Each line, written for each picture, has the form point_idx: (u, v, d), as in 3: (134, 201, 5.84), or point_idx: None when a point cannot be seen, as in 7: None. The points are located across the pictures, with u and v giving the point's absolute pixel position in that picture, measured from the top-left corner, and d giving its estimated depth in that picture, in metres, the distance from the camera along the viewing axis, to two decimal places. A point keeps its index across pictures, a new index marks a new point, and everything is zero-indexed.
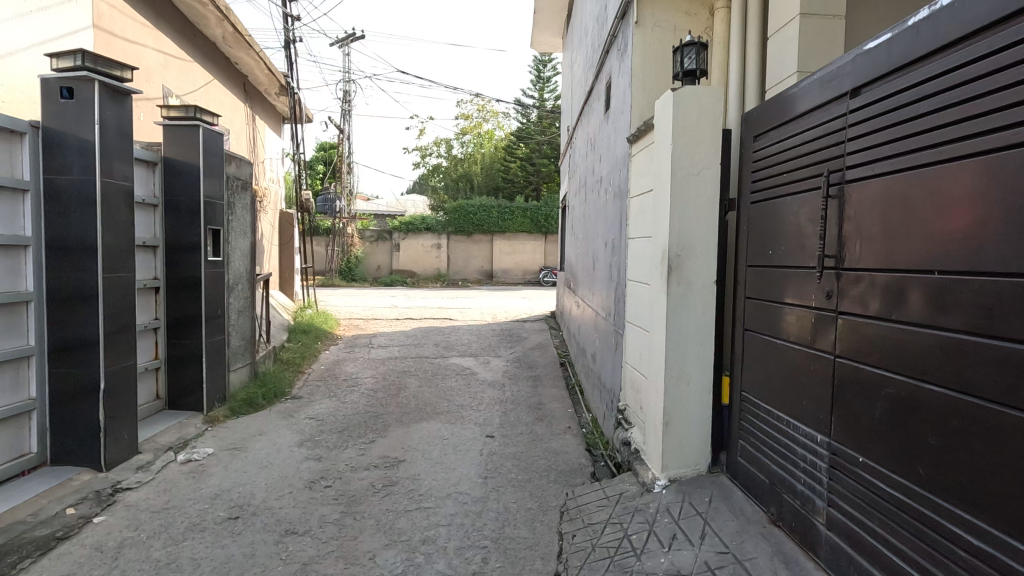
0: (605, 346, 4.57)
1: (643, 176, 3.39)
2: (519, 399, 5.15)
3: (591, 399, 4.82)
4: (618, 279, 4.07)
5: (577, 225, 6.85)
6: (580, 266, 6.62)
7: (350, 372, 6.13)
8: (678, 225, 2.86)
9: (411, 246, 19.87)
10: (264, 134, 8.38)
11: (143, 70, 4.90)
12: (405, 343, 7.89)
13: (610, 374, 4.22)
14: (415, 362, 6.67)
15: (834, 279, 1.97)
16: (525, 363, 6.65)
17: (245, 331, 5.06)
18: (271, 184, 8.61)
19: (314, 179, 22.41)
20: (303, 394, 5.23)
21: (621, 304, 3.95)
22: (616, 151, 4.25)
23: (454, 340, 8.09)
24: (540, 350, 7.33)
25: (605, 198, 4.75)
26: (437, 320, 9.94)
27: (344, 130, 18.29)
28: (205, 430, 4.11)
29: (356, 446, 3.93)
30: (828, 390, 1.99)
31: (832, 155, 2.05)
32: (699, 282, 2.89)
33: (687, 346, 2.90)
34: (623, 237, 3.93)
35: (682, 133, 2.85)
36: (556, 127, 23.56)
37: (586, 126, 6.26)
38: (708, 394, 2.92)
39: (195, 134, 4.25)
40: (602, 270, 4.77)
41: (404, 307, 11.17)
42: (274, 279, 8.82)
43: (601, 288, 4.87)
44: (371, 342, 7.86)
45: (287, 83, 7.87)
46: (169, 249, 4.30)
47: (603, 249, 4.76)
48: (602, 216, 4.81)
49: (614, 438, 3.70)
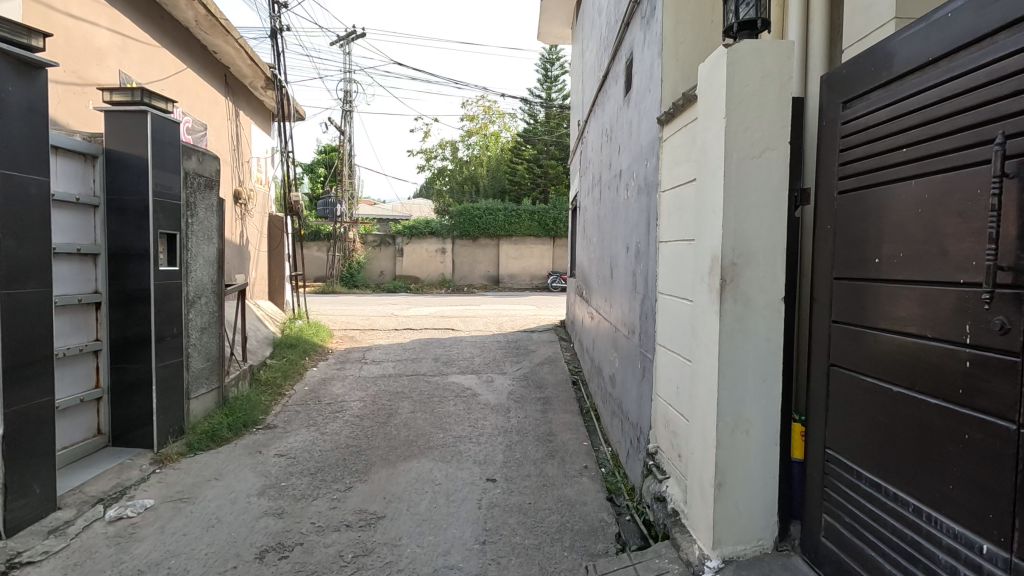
0: (626, 370, 3.87)
1: (681, 165, 2.70)
2: (526, 429, 4.46)
3: (611, 430, 4.12)
4: (644, 291, 3.37)
5: (590, 227, 6.18)
6: (593, 272, 5.92)
7: (336, 394, 5.46)
8: (733, 225, 2.18)
9: (415, 251, 19.26)
10: (250, 131, 7.75)
11: (94, 53, 4.29)
12: (402, 357, 7.24)
13: (634, 405, 3.54)
14: (410, 381, 5.99)
15: (1014, 306, 1.27)
16: (532, 381, 5.96)
17: (211, 352, 4.40)
18: (257, 186, 8.01)
19: (316, 183, 21.88)
20: (279, 423, 4.56)
21: (649, 322, 3.24)
22: (640, 139, 3.57)
23: (455, 353, 7.42)
24: (550, 366, 6.63)
25: (624, 195, 4.07)
26: (439, 330, 9.26)
27: (345, 132, 17.73)
28: (151, 473, 3.45)
29: (329, 495, 3.25)
30: (1004, 476, 1.29)
31: (998, 115, 1.35)
32: (760, 299, 2.19)
33: (746, 385, 2.20)
34: (650, 241, 3.24)
35: (738, 104, 2.16)
36: (564, 127, 22.88)
37: (600, 116, 5.57)
38: (775, 448, 2.21)
39: (143, 122, 3.60)
40: (623, 280, 4.07)
41: (404, 316, 10.50)
42: (261, 287, 8.21)
43: (620, 301, 4.18)
44: (365, 356, 7.20)
45: (273, 75, 7.25)
46: (113, 258, 3.65)
47: (622, 256, 4.07)
48: (622, 217, 4.12)
49: (644, 488, 3.02)
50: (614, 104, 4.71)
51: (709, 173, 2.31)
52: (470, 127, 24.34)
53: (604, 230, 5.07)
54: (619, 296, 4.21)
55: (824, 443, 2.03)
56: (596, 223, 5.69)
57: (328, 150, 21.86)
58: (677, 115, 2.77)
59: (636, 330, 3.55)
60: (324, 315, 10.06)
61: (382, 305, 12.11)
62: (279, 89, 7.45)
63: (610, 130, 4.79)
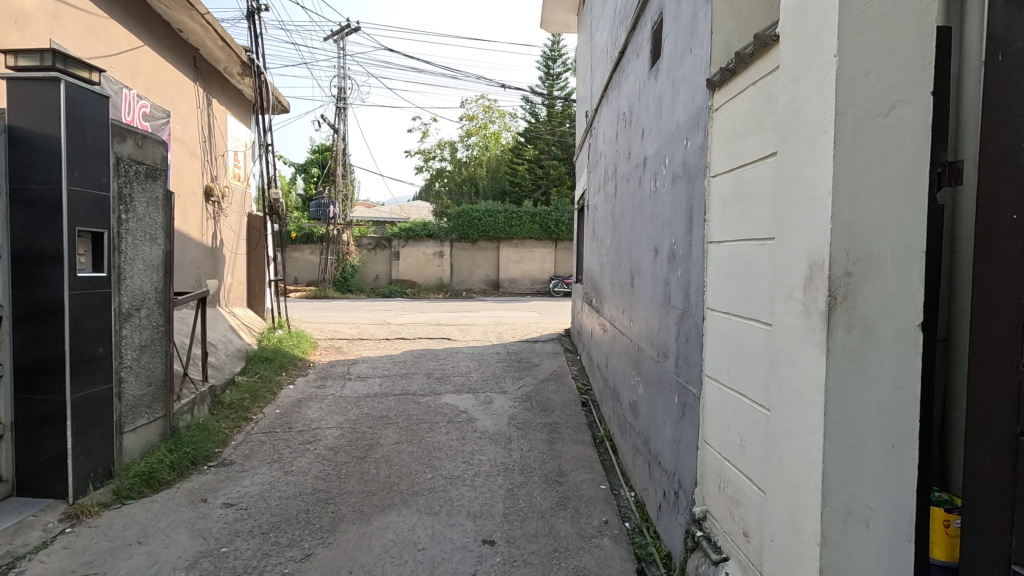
0: (655, 400, 3.17)
1: (748, 137, 1.99)
2: (531, 468, 3.75)
3: (635, 472, 3.42)
4: (684, 304, 2.65)
5: (602, 226, 5.52)
6: (606, 278, 5.23)
7: (311, 419, 4.74)
8: (847, 218, 1.47)
9: (412, 254, 18.57)
10: (226, 122, 7.03)
11: (13, 15, 3.58)
12: (391, 372, 6.52)
13: (668, 448, 2.83)
14: (398, 402, 5.27)
15: None
16: (536, 403, 5.26)
17: (154, 374, 3.67)
18: (234, 182, 7.27)
19: (310, 183, 21.16)
20: (237, 459, 3.84)
21: (692, 345, 2.52)
22: (675, 116, 2.86)
23: (450, 367, 6.71)
24: (555, 384, 5.93)
25: (652, 187, 3.35)
26: (433, 340, 8.53)
27: (339, 130, 17.05)
28: (57, 536, 2.73)
29: (281, 566, 2.54)
30: None
31: None
32: (887, 327, 1.48)
33: (865, 454, 1.49)
34: (694, 241, 2.52)
35: (855, 39, 1.45)
36: (567, 127, 22.20)
37: (615, 99, 4.85)
38: (909, 546, 1.49)
39: (55, 92, 2.89)
40: (650, 290, 3.34)
41: (396, 324, 9.77)
42: (239, 294, 7.50)
43: (645, 314, 3.47)
44: (350, 371, 6.48)
45: (249, 59, 6.52)
46: (18, 262, 2.93)
47: (649, 262, 3.36)
48: (649, 214, 3.40)
49: (689, 565, 2.31)
50: (635, 81, 3.99)
51: (803, 143, 1.59)
52: (470, 127, 23.70)
53: (621, 230, 4.40)
54: (645, 311, 3.49)
55: (1000, 551, 1.31)
56: (610, 221, 5.03)
57: (322, 149, 21.09)
58: (739, 73, 2.06)
59: (672, 353, 2.82)
60: (310, 323, 9.33)
61: (375, 311, 11.39)
62: (256, 75, 6.73)
63: (631, 112, 4.07)
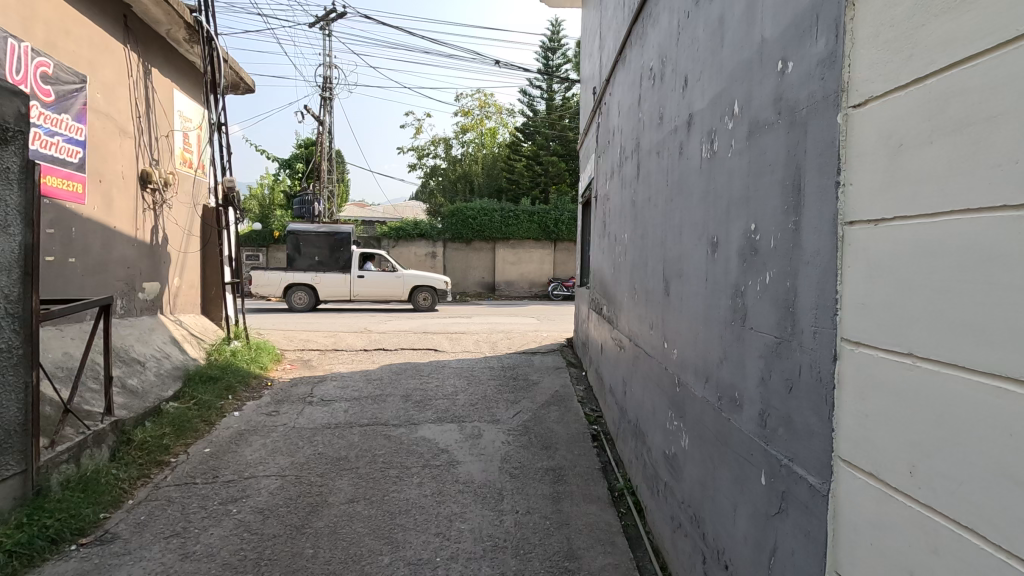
0: (712, 467, 2.16)
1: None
2: (528, 546, 2.73)
3: (679, 562, 2.40)
4: (780, 326, 1.62)
5: (617, 219, 4.50)
6: (623, 283, 4.20)
7: (246, 461, 3.69)
8: None
9: (402, 255, 17.55)
10: (171, 96, 5.97)
11: None
12: (363, 393, 5.50)
13: (743, 554, 1.82)
14: (364, 436, 4.24)
15: None
16: (536, 438, 4.24)
17: (3, 417, 2.61)
18: (183, 169, 6.20)
19: (296, 180, 20.02)
20: (124, 531, 2.80)
21: (802, 399, 1.49)
22: (756, 34, 1.84)
23: (434, 387, 5.69)
24: (558, 411, 4.91)
25: (705, 154, 2.33)
26: (417, 352, 7.50)
27: (324, 122, 15.97)
28: None
29: None
30: None
31: None
32: None
33: None
34: (803, 224, 1.50)
35: None
36: (567, 122, 21.17)
37: (638, 54, 3.81)
38: None
39: None
40: (702, 304, 2.32)
41: (377, 332, 8.73)
42: (190, 299, 6.45)
43: (691, 337, 2.45)
44: (313, 392, 5.44)
45: (194, 19, 5.47)
46: None
47: (700, 260, 2.34)
48: (699, 195, 2.38)
49: None
50: (670, 16, 2.96)
51: None
52: (466, 123, 22.75)
53: (647, 219, 3.38)
54: (690, 332, 2.47)
55: None
56: (629, 211, 4.01)
57: (308, 143, 20.02)
58: None
59: (753, 404, 1.79)
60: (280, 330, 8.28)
61: (355, 318, 10.36)
62: (205, 39, 5.68)
63: (665, 59, 3.04)
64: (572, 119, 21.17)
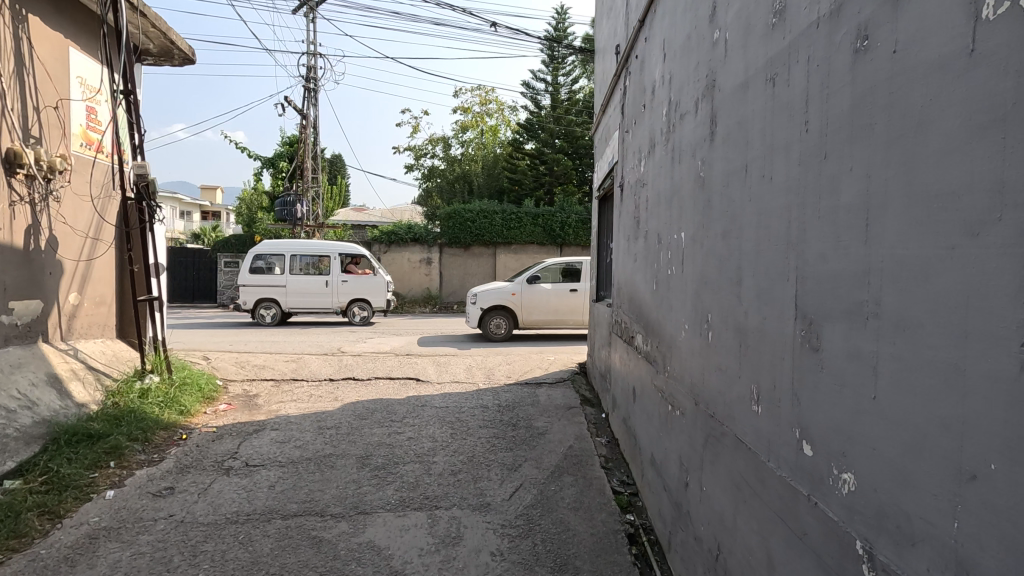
0: None
1: None
2: None
3: None
4: None
5: (663, 209, 3.05)
6: (678, 309, 2.73)
7: None
8: None
9: (395, 261, 16.17)
10: (62, 56, 4.53)
11: None
12: (309, 450, 4.07)
13: None
14: (282, 541, 2.80)
15: None
16: (544, 545, 2.81)
17: None
18: (82, 152, 4.76)
19: (278, 181, 18.54)
20: None
21: None
22: None
23: (408, 441, 4.26)
24: (575, 486, 3.48)
25: (1003, 9, 0.88)
26: (395, 384, 6.05)
27: (307, 115, 14.54)
28: None
29: None
30: None
31: None
32: None
33: None
34: None
35: None
36: (574, 116, 19.61)
37: None
38: None
39: None
40: (1003, 407, 0.87)
41: (351, 356, 7.28)
42: (93, 322, 4.98)
43: (934, 472, 1.01)
44: (238, 451, 4.01)
45: None
46: None
47: (986, 287, 0.90)
48: (976, 119, 0.93)
49: None
50: None
51: None
52: (465, 121, 21.37)
53: (740, 205, 1.95)
54: (927, 461, 1.02)
55: None
56: (692, 194, 2.54)
57: (292, 141, 18.63)
58: None
59: None
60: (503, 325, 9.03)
61: (327, 334, 8.89)
62: None
63: None
64: (579, 113, 19.63)
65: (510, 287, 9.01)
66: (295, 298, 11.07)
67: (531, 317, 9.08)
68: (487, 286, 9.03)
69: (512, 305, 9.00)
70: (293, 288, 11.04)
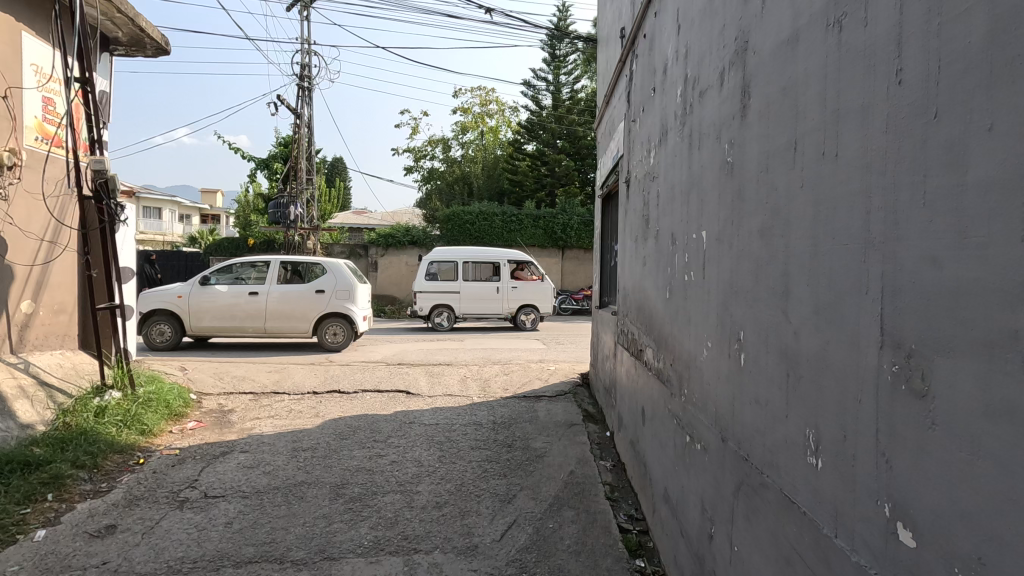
0: None
1: None
2: None
3: None
4: None
5: (678, 205, 2.61)
6: (699, 322, 2.28)
7: None
8: None
9: (392, 265, 15.74)
10: (13, 39, 4.11)
11: None
12: (278, 476, 3.63)
13: None
14: None
15: None
16: None
17: None
18: (33, 145, 4.33)
19: (273, 182, 18.11)
20: None
21: None
22: None
23: (390, 465, 3.83)
24: (577, 523, 3.04)
25: None
26: (382, 398, 5.59)
27: (301, 115, 14.13)
28: None
29: None
30: None
31: None
32: None
33: None
34: None
35: None
36: (576, 116, 19.18)
37: None
38: None
39: None
40: None
41: (338, 366, 6.84)
42: (49, 333, 4.55)
43: None
44: (199, 478, 3.57)
45: None
46: None
47: None
48: None
49: None
50: None
51: None
52: (465, 121, 20.95)
53: (788, 193, 1.51)
54: None
55: None
56: (717, 184, 2.09)
57: (286, 142, 18.21)
58: None
59: None
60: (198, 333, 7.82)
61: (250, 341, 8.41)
62: None
63: None
64: (580, 113, 19.19)
65: (179, 289, 7.80)
66: (475, 305, 10.94)
67: (201, 322, 7.75)
68: (151, 290, 7.79)
69: (186, 309, 7.69)
70: (462, 296, 10.95)
